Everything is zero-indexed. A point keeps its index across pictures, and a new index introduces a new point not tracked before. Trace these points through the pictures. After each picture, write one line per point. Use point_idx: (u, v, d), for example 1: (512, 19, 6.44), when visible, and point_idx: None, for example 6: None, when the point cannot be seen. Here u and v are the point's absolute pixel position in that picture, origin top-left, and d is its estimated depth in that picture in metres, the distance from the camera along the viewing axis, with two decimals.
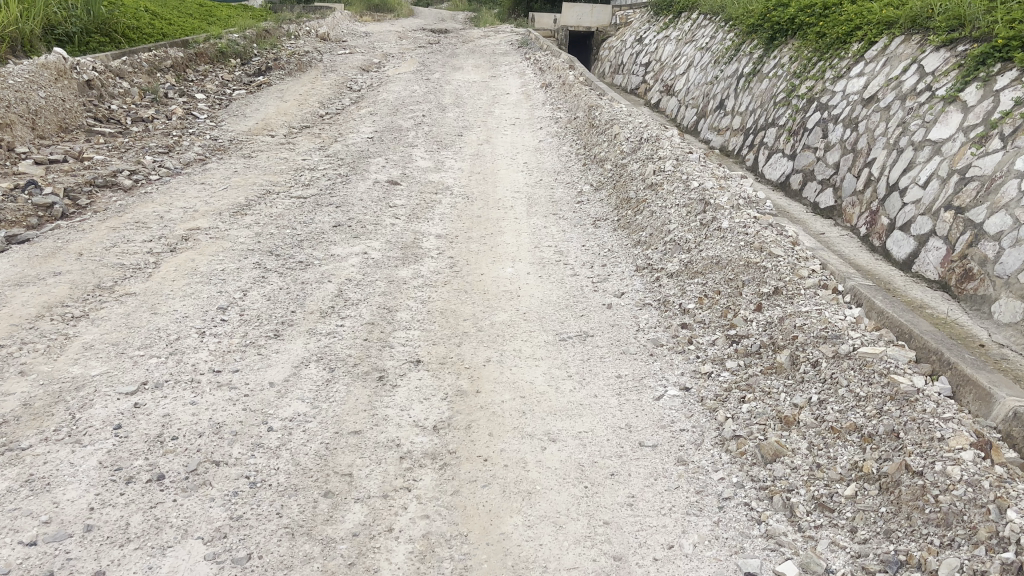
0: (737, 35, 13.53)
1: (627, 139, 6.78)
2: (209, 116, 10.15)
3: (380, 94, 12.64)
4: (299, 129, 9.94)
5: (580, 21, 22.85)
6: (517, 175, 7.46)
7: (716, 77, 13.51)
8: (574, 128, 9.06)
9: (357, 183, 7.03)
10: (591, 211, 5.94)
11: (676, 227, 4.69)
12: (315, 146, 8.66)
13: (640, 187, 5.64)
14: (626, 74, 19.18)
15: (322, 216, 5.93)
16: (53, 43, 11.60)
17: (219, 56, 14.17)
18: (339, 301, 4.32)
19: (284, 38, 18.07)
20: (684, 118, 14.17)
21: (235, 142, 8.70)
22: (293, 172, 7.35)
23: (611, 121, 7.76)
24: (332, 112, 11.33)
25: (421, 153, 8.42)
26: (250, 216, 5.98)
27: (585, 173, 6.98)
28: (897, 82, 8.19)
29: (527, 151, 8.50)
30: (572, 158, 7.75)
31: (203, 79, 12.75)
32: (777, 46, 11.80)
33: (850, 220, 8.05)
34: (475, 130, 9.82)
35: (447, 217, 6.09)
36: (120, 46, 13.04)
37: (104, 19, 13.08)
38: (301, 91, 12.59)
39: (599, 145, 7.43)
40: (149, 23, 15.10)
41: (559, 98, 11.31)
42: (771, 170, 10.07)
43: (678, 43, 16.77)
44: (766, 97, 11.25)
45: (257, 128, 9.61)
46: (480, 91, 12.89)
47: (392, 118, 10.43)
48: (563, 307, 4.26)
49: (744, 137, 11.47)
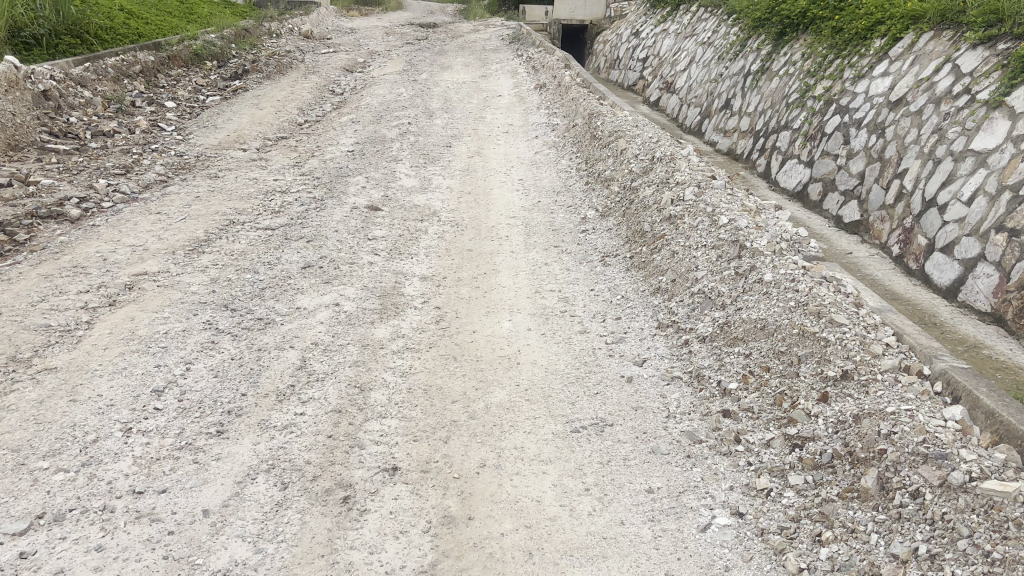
0: (742, 29, 12.76)
1: (635, 156, 6.04)
2: (177, 127, 9.36)
3: (364, 99, 11.86)
4: (275, 141, 9.17)
5: (573, 15, 21.98)
6: (512, 195, 6.72)
7: (720, 75, 12.76)
8: (574, 138, 8.30)
9: (333, 210, 6.27)
10: (598, 243, 5.20)
11: (705, 273, 3.96)
12: (289, 163, 7.89)
13: (656, 217, 4.91)
14: (622, 69, 18.41)
15: (290, 253, 5.18)
16: (13, 47, 10.76)
17: (194, 59, 13.36)
18: (301, 376, 3.57)
19: (265, 37, 17.23)
20: (687, 118, 13.42)
21: (202, 159, 7.92)
22: (262, 195, 6.59)
23: (615, 132, 7.01)
24: (312, 120, 10.56)
25: (406, 169, 7.67)
26: (208, 255, 5.22)
27: (587, 195, 6.24)
28: (928, 84, 7.43)
29: (522, 165, 7.75)
30: (572, 174, 7.01)
31: (175, 85, 11.95)
32: (787, 42, 11.04)
33: (879, 237, 7.31)
34: (465, 139, 9.07)
35: (434, 252, 5.34)
36: (89, 48, 12.19)
37: (71, 20, 12.21)
38: (279, 96, 11.80)
39: (602, 161, 6.69)
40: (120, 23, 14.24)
41: (555, 102, 10.54)
42: (786, 178, 9.35)
43: (677, 37, 16.01)
44: (778, 97, 10.49)
45: (228, 141, 8.83)
46: (472, 93, 12.11)
47: (375, 127, 9.67)
48: (573, 380, 3.51)
49: (754, 140, 10.73)
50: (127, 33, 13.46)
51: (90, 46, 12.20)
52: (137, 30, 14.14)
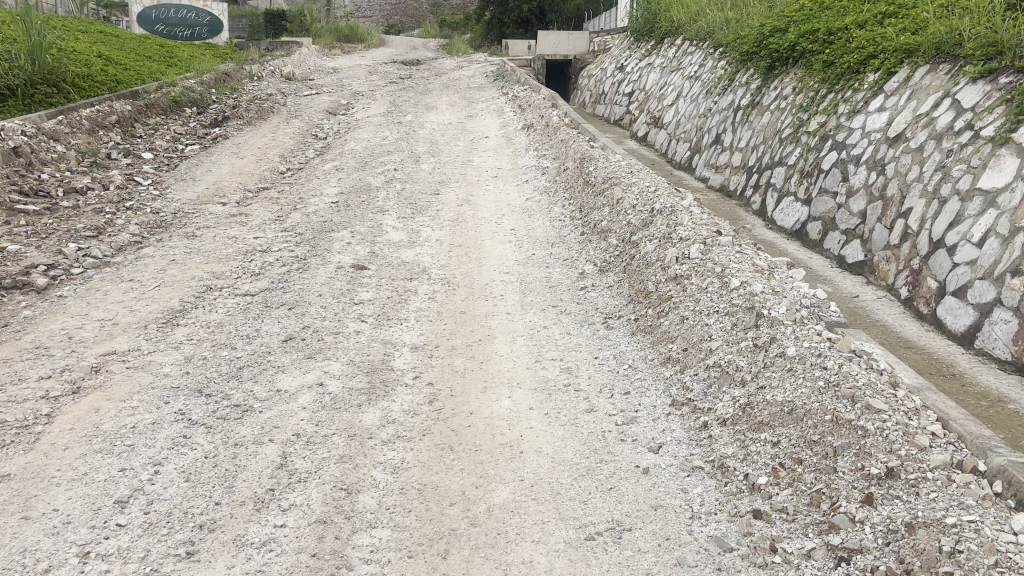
0: (730, 63, 12.62)
1: (632, 207, 5.78)
2: (154, 180, 9.06)
3: (348, 143, 11.61)
4: (256, 192, 8.87)
5: (556, 49, 21.87)
6: (505, 248, 6.43)
7: (709, 109, 12.59)
8: (565, 182, 8.04)
9: (316, 270, 5.95)
10: (599, 303, 4.90)
11: (719, 343, 3.66)
12: (271, 217, 7.59)
13: (660, 275, 4.61)
14: (608, 104, 18.27)
15: (270, 324, 4.85)
16: None
17: (173, 106, 13.20)
18: (281, 477, 3.22)
19: (246, 81, 17.02)
20: (677, 153, 13.23)
21: (180, 216, 7.62)
22: (241, 256, 6.27)
23: (610, 179, 6.75)
24: (295, 168, 10.28)
25: (393, 220, 7.37)
26: (182, 328, 4.88)
27: (584, 247, 5.95)
28: (928, 119, 7.22)
29: (514, 213, 7.48)
30: (566, 223, 6.73)
31: (153, 135, 11.68)
32: (778, 76, 10.87)
33: (885, 278, 7.05)
34: (453, 185, 8.79)
35: (424, 315, 5.01)
36: (67, 97, 11.93)
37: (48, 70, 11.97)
38: (260, 143, 11.54)
39: (598, 210, 6.42)
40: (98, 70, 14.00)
41: (543, 143, 10.31)
42: (784, 216, 9.11)
43: (663, 71, 15.89)
44: (770, 132, 10.30)
45: (207, 195, 8.53)
46: (457, 134, 11.89)
47: (360, 174, 9.38)
48: (583, 473, 3.17)
49: (748, 177, 10.51)
50: (104, 81, 13.18)
51: (66, 97, 11.91)
52: (115, 78, 13.88)
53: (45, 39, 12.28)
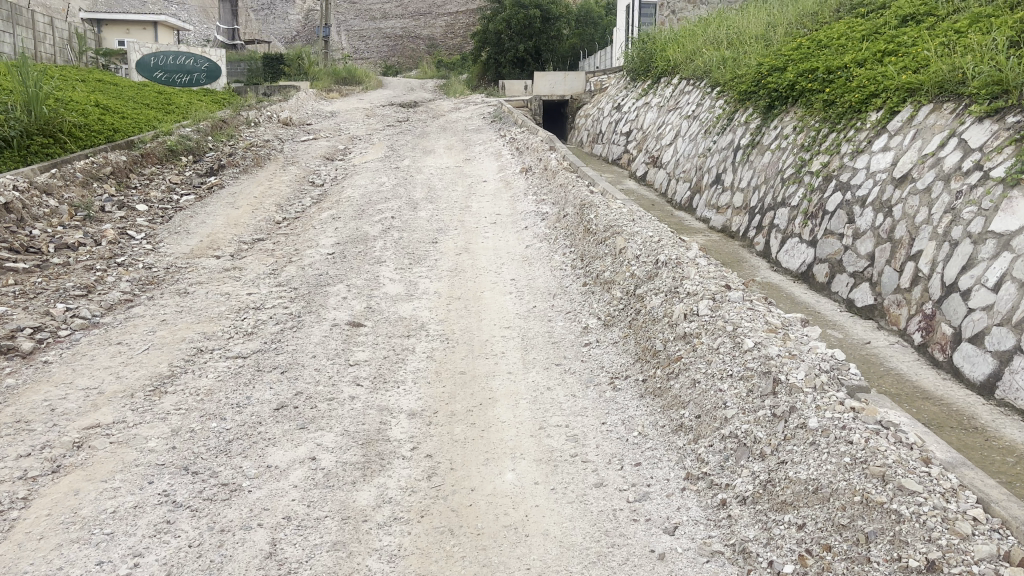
0: (728, 102, 12.57)
1: (635, 258, 5.61)
2: (147, 234, 8.92)
3: (345, 190, 11.50)
4: (251, 244, 8.72)
5: (553, 90, 21.81)
6: (505, 299, 6.24)
7: (708, 149, 12.51)
8: (565, 229, 7.88)
9: (310, 328, 5.76)
10: (605, 361, 4.70)
11: (735, 411, 3.48)
12: (265, 270, 7.42)
13: (667, 331, 4.43)
14: (606, 143, 18.23)
15: (262, 390, 4.66)
16: None
17: (169, 155, 13.13)
18: (271, 568, 3.01)
19: (242, 127, 17.00)
20: (676, 193, 13.13)
21: (172, 272, 7.46)
22: (233, 314, 6.09)
23: (611, 226, 6.59)
24: (291, 217, 10.15)
25: (390, 272, 7.20)
26: (170, 395, 4.68)
27: (586, 299, 5.77)
28: (934, 159, 7.08)
29: (513, 262, 7.31)
30: (568, 273, 6.55)
31: (148, 185, 11.59)
32: (777, 115, 10.79)
33: (897, 322, 6.86)
34: (451, 233, 8.63)
35: (422, 377, 4.80)
36: (65, 148, 11.86)
37: (45, 121, 11.91)
38: (256, 192, 11.43)
39: (600, 259, 6.24)
40: (96, 120, 13.96)
41: (542, 187, 10.19)
42: (789, 258, 8.96)
43: (660, 110, 15.87)
44: (772, 172, 10.20)
45: (200, 248, 8.38)
46: (455, 179, 11.77)
47: (356, 223, 9.24)
48: (594, 560, 2.95)
49: (751, 217, 10.39)
50: (100, 130, 13.11)
51: (62, 147, 11.83)
52: (112, 126, 13.83)
53: (42, 90, 12.23)
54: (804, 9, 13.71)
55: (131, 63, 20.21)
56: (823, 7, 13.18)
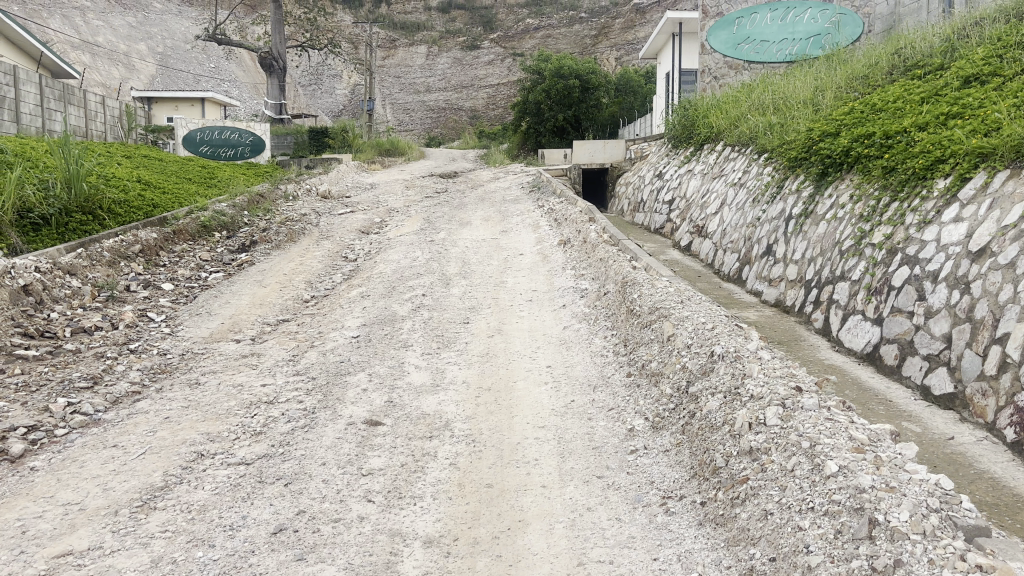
0: (777, 169, 12.01)
1: (686, 347, 4.97)
2: (167, 316, 8.54)
3: (377, 266, 11.09)
4: (274, 326, 8.27)
5: (592, 158, 21.66)
6: (540, 391, 5.62)
7: (757, 218, 11.91)
8: (606, 308, 7.26)
9: (323, 428, 5.17)
10: (655, 475, 4.05)
11: (821, 558, 2.78)
12: (284, 356, 6.93)
13: (729, 443, 3.76)
14: (648, 211, 17.71)
15: (260, 508, 4.08)
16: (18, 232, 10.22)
17: (202, 231, 12.91)
18: None
19: (280, 201, 16.85)
20: (724, 264, 12.50)
21: (187, 360, 7.01)
22: (243, 410, 5.56)
23: (657, 308, 5.97)
24: (319, 295, 9.71)
25: (416, 357, 6.64)
26: (159, 512, 4.12)
27: (630, 394, 5.12)
28: (1016, 230, 6.39)
29: (550, 346, 6.70)
30: (609, 360, 5.92)
31: (177, 263, 11.35)
32: (832, 183, 10.18)
33: (983, 414, 6.08)
34: (484, 312, 8.08)
35: (443, 492, 4.18)
36: (101, 225, 11.69)
37: (83, 198, 11.78)
38: (286, 269, 11.09)
39: (645, 346, 5.61)
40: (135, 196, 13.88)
41: (581, 260, 9.64)
42: (853, 338, 8.23)
43: (704, 177, 15.35)
44: (828, 244, 9.53)
45: (221, 332, 7.95)
46: (491, 252, 11.28)
47: (385, 302, 8.75)
48: None
49: (807, 291, 9.70)
50: (138, 207, 12.97)
51: (98, 224, 11.64)
52: (150, 202, 13.70)
53: (82, 167, 12.14)
54: (854, 72, 13.22)
55: (176, 138, 20.38)
56: (874, 70, 12.69)
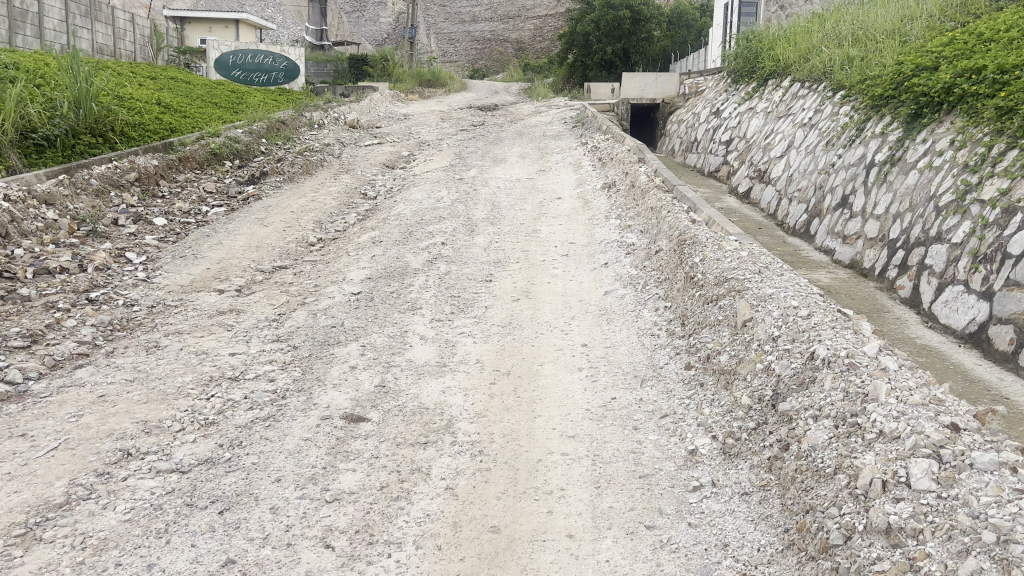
0: (857, 109, 10.44)
1: (772, 340, 3.69)
2: (148, 258, 7.45)
3: (397, 205, 9.87)
4: (269, 274, 7.16)
5: (642, 93, 19.89)
6: (574, 381, 4.40)
7: (831, 164, 10.39)
8: (658, 271, 5.96)
9: (289, 424, 4.00)
10: (729, 535, 2.83)
11: None
12: (269, 316, 5.79)
13: (848, 507, 2.52)
14: (701, 152, 16.19)
15: (177, 552, 2.97)
16: (18, 152, 9.16)
17: (211, 159, 11.77)
18: None
19: (304, 129, 15.58)
20: (790, 216, 11.05)
21: (155, 316, 5.92)
22: (197, 390, 4.43)
23: (726, 279, 4.67)
24: (327, 239, 8.55)
25: (422, 325, 5.45)
26: (42, 547, 3.01)
27: (691, 397, 3.89)
28: None
29: (589, 316, 5.47)
30: (663, 343, 4.67)
31: (178, 194, 10.28)
32: (927, 126, 8.62)
33: None
34: (511, 268, 6.84)
35: (431, 537, 3.03)
36: (114, 148, 10.64)
37: (95, 118, 10.69)
38: (295, 205, 9.96)
39: (711, 330, 4.34)
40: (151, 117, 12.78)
41: (629, 207, 8.33)
42: (952, 313, 6.82)
43: (768, 116, 13.79)
44: (921, 198, 8.06)
45: (204, 280, 6.84)
46: (525, 194, 9.98)
47: (398, 250, 7.54)
48: None
49: (892, 253, 8.27)
50: (151, 130, 11.82)
51: (107, 147, 10.50)
52: (167, 126, 12.57)
53: (92, 84, 10.98)
54: None
55: (208, 61, 19.06)
56: None
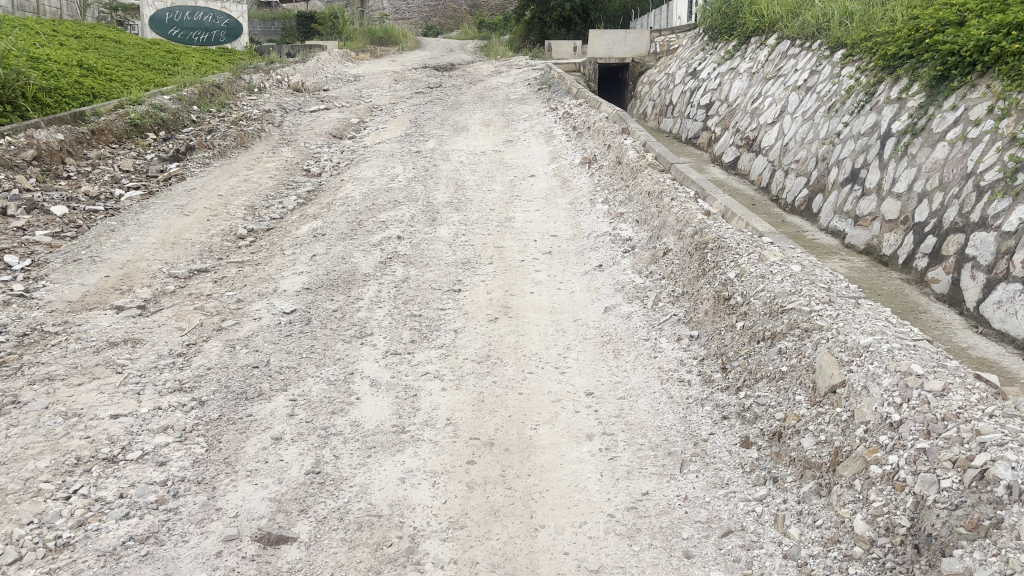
0: (864, 70, 9.27)
1: (889, 428, 2.51)
2: (34, 262, 6.02)
3: (344, 185, 8.49)
4: (184, 283, 5.80)
5: (611, 51, 18.41)
6: (586, 459, 3.18)
7: (835, 133, 9.22)
8: (671, 280, 4.75)
9: (180, 553, 2.74)
10: None
11: None
12: (173, 350, 4.46)
13: None
14: (677, 116, 14.97)
15: None
16: None
17: (131, 131, 10.19)
18: None
19: (242, 94, 13.96)
20: (787, 190, 9.88)
21: (24, 348, 4.53)
22: (52, 484, 3.12)
23: (783, 310, 3.46)
24: (260, 230, 7.16)
25: (373, 363, 4.16)
26: None
27: (763, 504, 2.71)
28: None
29: (589, 346, 4.25)
30: (699, 397, 3.48)
31: (87, 174, 8.77)
32: (956, 90, 7.44)
33: None
34: (483, 271, 5.57)
35: None
36: (23, 117, 9.07)
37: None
38: (224, 187, 8.54)
39: (776, 388, 3.15)
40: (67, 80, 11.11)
41: (618, 188, 7.11)
42: (1010, 319, 5.66)
43: (753, 78, 12.60)
44: (955, 176, 6.91)
45: (99, 294, 5.44)
46: (493, 171, 8.68)
47: (343, 247, 6.23)
48: None
49: (919, 239, 7.09)
50: (66, 97, 10.19)
51: (14, 116, 8.91)
52: (85, 90, 10.90)
53: None
54: None
55: (140, 18, 17.02)
56: None
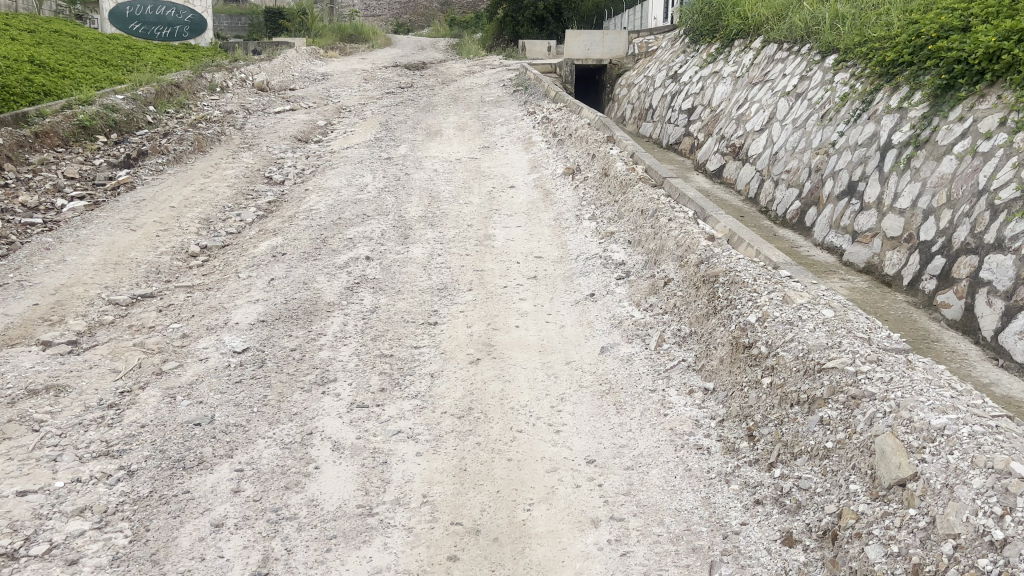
0: (861, 77, 8.77)
1: (990, 548, 2.05)
2: None
3: (309, 195, 7.87)
4: (125, 312, 5.16)
5: (588, 53, 17.90)
6: (593, 554, 2.63)
7: (830, 143, 8.70)
8: (676, 318, 4.22)
9: None
10: None
11: None
12: (102, 401, 3.83)
13: None
14: (658, 120, 14.48)
15: None
16: None
17: (79, 133, 9.46)
18: None
19: (204, 93, 13.21)
20: (778, 202, 9.40)
21: None
22: None
23: (822, 369, 2.98)
24: (214, 248, 6.52)
25: (336, 420, 3.56)
26: None
27: None
28: None
29: (586, 396, 3.69)
30: (723, 472, 2.96)
31: (26, 181, 8.04)
32: (963, 101, 6.77)
33: None
34: (461, 299, 5.00)
35: None
36: None
37: None
38: (178, 198, 7.87)
39: (824, 471, 2.66)
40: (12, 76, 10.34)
41: (606, 203, 6.58)
42: None
43: (738, 82, 12.14)
44: (964, 192, 6.17)
45: (25, 327, 4.78)
46: (470, 181, 8.10)
47: (305, 270, 5.63)
48: None
49: (925, 260, 6.31)
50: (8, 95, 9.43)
51: None
52: (32, 88, 10.13)
53: None
54: None
55: (100, 12, 16.16)
56: None
